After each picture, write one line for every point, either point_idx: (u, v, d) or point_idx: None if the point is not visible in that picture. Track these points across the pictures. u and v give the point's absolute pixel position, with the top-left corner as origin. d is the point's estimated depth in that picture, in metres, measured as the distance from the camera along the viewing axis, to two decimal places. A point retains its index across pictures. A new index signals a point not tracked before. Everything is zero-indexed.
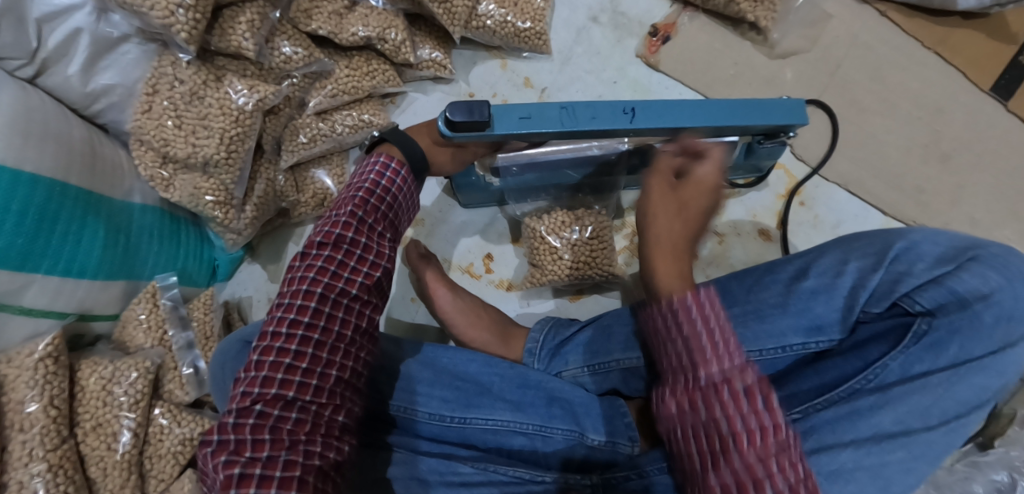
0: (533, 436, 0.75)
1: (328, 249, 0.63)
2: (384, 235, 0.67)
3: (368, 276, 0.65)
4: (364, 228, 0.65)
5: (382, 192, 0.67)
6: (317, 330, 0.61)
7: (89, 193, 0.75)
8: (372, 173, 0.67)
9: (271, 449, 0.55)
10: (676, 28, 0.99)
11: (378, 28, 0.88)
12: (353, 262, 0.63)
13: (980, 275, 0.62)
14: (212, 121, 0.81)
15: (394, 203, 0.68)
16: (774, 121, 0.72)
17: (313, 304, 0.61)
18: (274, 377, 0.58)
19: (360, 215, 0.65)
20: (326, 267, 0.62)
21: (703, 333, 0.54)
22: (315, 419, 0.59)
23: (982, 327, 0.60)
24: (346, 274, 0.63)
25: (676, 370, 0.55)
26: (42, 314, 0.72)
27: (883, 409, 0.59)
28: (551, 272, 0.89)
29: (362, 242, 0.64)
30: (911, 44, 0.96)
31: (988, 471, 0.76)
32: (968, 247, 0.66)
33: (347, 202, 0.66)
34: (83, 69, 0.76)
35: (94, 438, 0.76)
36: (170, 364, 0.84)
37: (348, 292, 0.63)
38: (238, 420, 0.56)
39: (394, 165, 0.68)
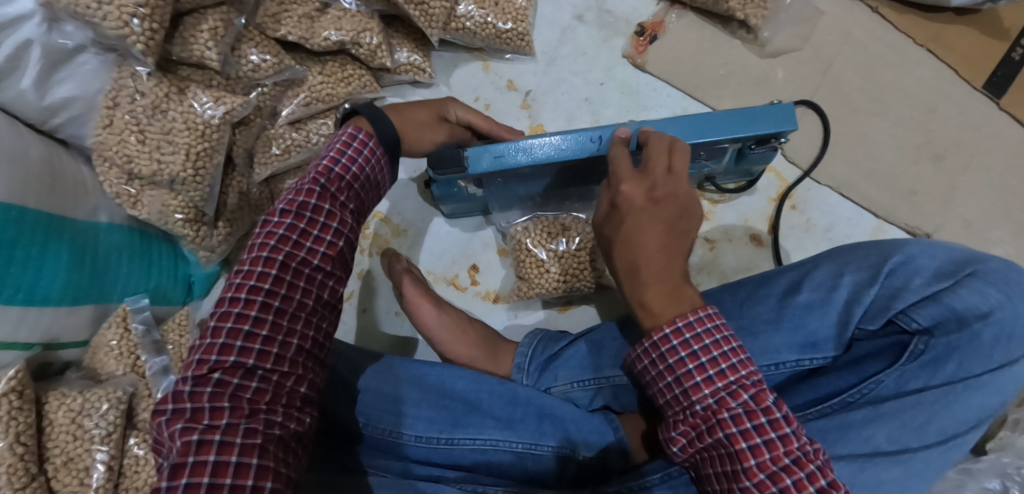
0: (524, 455, 0.74)
1: (291, 217, 0.62)
2: (348, 203, 0.66)
3: (332, 246, 0.64)
4: (327, 196, 0.64)
5: (348, 159, 0.66)
6: (278, 297, 0.59)
7: (50, 215, 0.71)
8: (340, 141, 0.67)
9: (231, 417, 0.53)
10: (664, 26, 0.96)
11: (352, 31, 0.83)
12: (314, 229, 0.62)
13: (978, 292, 0.61)
14: (177, 136, 0.76)
15: (362, 172, 0.68)
16: (759, 130, 0.72)
17: (274, 271, 0.59)
18: (232, 345, 0.56)
19: (323, 182, 0.64)
20: (286, 235, 0.61)
21: (682, 351, 0.60)
22: (277, 389, 0.57)
23: (981, 346, 0.59)
24: (309, 243, 0.62)
25: (672, 396, 0.62)
26: (6, 346, 0.69)
27: (875, 423, 0.59)
28: (538, 286, 0.86)
29: (325, 209, 0.63)
30: (904, 41, 0.94)
31: (982, 479, 0.77)
32: (967, 261, 0.64)
33: (313, 171, 0.65)
34: (37, 83, 0.71)
35: (66, 474, 0.72)
36: (144, 392, 0.80)
37: (311, 262, 0.62)
38: (193, 389, 0.54)
39: (362, 136, 0.67)
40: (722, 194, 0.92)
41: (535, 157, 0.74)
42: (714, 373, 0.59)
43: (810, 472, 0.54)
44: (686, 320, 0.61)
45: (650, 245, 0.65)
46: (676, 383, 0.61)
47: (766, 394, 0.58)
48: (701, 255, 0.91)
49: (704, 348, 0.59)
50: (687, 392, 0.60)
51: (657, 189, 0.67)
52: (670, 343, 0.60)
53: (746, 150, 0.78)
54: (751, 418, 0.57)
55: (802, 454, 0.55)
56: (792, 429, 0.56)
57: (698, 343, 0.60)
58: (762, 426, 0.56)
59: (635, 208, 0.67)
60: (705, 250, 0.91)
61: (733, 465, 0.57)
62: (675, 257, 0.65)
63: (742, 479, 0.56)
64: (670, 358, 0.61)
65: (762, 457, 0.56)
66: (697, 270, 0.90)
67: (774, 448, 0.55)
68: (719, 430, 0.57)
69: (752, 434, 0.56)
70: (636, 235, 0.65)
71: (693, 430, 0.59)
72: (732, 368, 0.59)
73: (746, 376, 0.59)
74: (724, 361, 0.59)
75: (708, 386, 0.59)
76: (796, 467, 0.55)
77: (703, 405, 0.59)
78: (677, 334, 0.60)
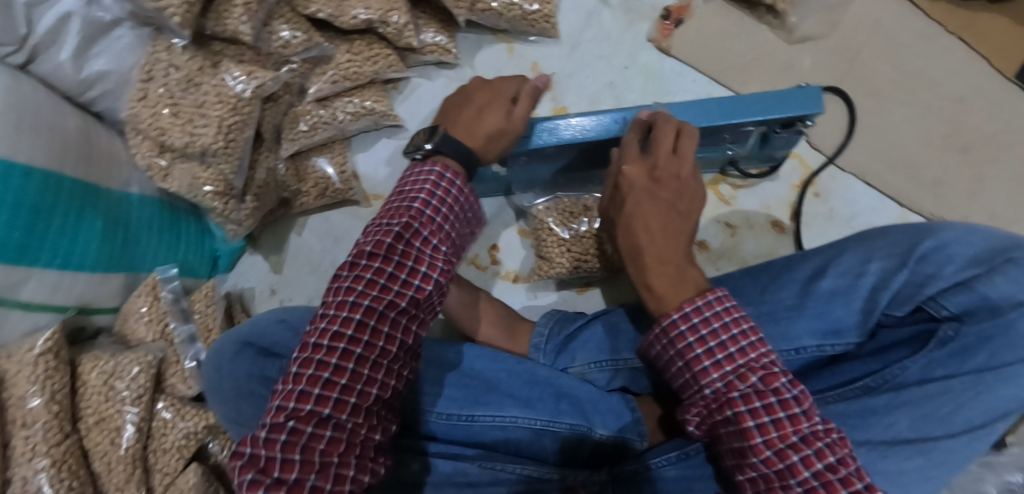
0: (542, 432, 0.74)
1: (379, 260, 0.58)
2: (439, 247, 0.62)
3: (413, 289, 0.59)
4: (415, 240, 0.61)
5: (438, 201, 0.63)
6: (352, 325, 0.56)
7: (86, 184, 0.73)
8: (427, 183, 0.63)
9: (301, 471, 0.49)
10: (690, 11, 0.96)
11: (380, 10, 0.84)
12: (402, 271, 0.59)
13: (1017, 281, 0.59)
14: (209, 109, 0.78)
15: (450, 215, 0.64)
16: (784, 111, 0.71)
17: (359, 316, 0.56)
18: (310, 391, 0.53)
19: (415, 226, 0.61)
20: (375, 279, 0.58)
21: (689, 335, 0.61)
22: (350, 439, 0.53)
23: (1016, 337, 0.58)
24: (397, 287, 0.58)
25: (683, 378, 0.63)
26: (42, 307, 0.71)
27: (897, 411, 0.60)
28: (559, 265, 0.87)
29: (415, 254, 0.60)
30: (934, 29, 0.92)
31: (1003, 472, 0.76)
32: (1006, 248, 0.62)
33: (403, 213, 0.61)
34: (75, 55, 0.73)
35: (97, 433, 0.75)
36: (173, 357, 0.83)
37: (397, 305, 0.58)
38: (268, 436, 0.51)
39: (449, 176, 0.64)
40: (744, 180, 0.92)
41: (576, 135, 0.75)
42: (722, 357, 0.59)
43: (818, 449, 0.54)
44: (693, 305, 0.62)
45: (649, 226, 0.68)
46: (686, 367, 0.62)
47: (777, 375, 0.58)
48: (722, 241, 0.91)
49: (712, 332, 0.60)
50: (697, 376, 0.61)
51: (659, 169, 0.69)
52: (678, 328, 0.62)
53: (770, 134, 0.78)
54: (760, 398, 0.57)
55: (809, 433, 0.55)
56: (801, 409, 0.56)
57: (706, 327, 0.61)
58: (771, 406, 0.56)
59: (638, 188, 0.70)
60: (726, 235, 0.91)
61: (741, 442, 0.57)
62: (676, 237, 0.68)
63: (750, 456, 0.57)
64: (679, 343, 0.62)
65: (769, 435, 0.56)
66: (717, 255, 0.90)
67: (781, 428, 0.55)
68: (729, 408, 0.58)
69: (761, 413, 0.56)
70: (636, 216, 0.69)
71: (705, 410, 0.61)
72: (741, 350, 0.59)
73: (756, 358, 0.59)
74: (734, 344, 0.59)
75: (716, 369, 0.60)
76: (803, 445, 0.54)
77: (712, 388, 0.60)
78: (685, 319, 0.62)
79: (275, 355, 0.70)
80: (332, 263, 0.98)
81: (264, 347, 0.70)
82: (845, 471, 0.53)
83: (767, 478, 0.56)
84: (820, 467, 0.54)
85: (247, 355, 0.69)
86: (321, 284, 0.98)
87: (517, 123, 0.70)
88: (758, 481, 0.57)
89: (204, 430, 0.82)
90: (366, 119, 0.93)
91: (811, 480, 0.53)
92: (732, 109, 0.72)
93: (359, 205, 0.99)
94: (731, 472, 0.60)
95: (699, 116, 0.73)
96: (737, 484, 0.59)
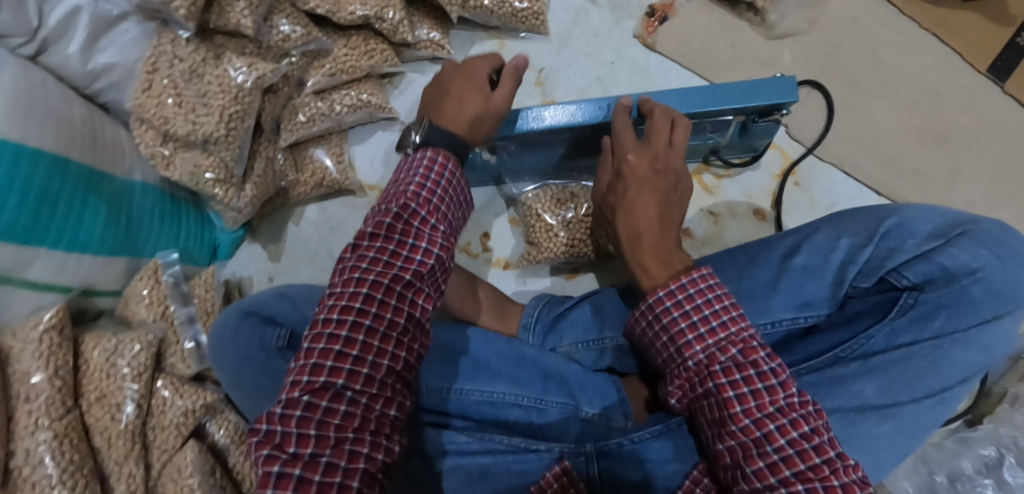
0: (529, 409, 0.77)
1: (380, 240, 0.61)
2: (437, 226, 0.65)
3: (414, 263, 0.62)
4: (414, 220, 0.64)
5: (432, 184, 0.66)
6: (360, 299, 0.58)
7: (91, 171, 0.76)
8: (420, 168, 0.66)
9: (316, 446, 0.52)
10: (674, 8, 1.00)
11: (376, 7, 0.87)
12: (403, 247, 0.62)
13: (969, 250, 0.63)
14: (212, 98, 0.81)
15: (445, 197, 0.67)
16: (764, 100, 0.74)
17: (365, 290, 0.59)
18: (322, 365, 0.56)
19: (411, 208, 0.64)
20: (377, 256, 0.60)
21: (675, 311, 0.63)
22: (365, 413, 0.55)
23: (970, 302, 0.62)
24: (399, 262, 0.61)
25: (668, 356, 0.66)
26: (46, 288, 0.74)
27: (866, 378, 0.62)
28: (547, 250, 0.90)
29: (412, 231, 0.63)
30: (909, 25, 0.96)
31: (977, 447, 0.82)
32: (960, 222, 0.66)
33: (399, 197, 0.65)
34: (83, 48, 0.77)
35: (99, 408, 0.78)
36: (172, 338, 0.86)
37: (401, 279, 0.60)
38: (284, 411, 0.54)
39: (441, 159, 0.67)
40: (727, 169, 0.95)
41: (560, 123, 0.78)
42: (705, 330, 0.62)
43: (792, 420, 0.56)
44: (679, 283, 0.64)
45: (648, 212, 0.71)
46: (670, 341, 0.64)
47: (756, 348, 0.60)
48: (706, 228, 0.94)
49: (696, 308, 0.63)
50: (680, 350, 0.63)
51: (659, 160, 0.73)
52: (664, 304, 0.64)
53: (749, 122, 0.81)
54: (739, 370, 0.59)
55: (785, 404, 0.57)
56: (778, 380, 0.58)
57: (690, 303, 0.63)
58: (750, 378, 0.59)
59: (638, 177, 0.72)
60: (710, 223, 0.94)
61: (721, 412, 0.60)
62: (669, 225, 0.71)
63: (729, 425, 0.59)
64: (664, 318, 0.64)
65: (748, 405, 0.58)
66: (702, 242, 0.93)
67: (759, 398, 0.58)
68: (710, 380, 0.61)
69: (740, 384, 0.59)
70: (636, 202, 0.71)
71: (686, 383, 0.64)
72: (722, 325, 0.62)
73: (736, 332, 0.61)
74: (715, 318, 0.62)
75: (699, 343, 0.62)
76: (779, 415, 0.57)
77: (695, 361, 0.62)
78: (669, 296, 0.64)
79: (276, 323, 0.77)
80: (328, 252, 1.02)
81: (265, 317, 0.77)
82: (818, 439, 0.55)
83: (745, 446, 0.58)
84: (796, 435, 0.56)
85: (249, 324, 0.75)
86: (316, 272, 1.01)
87: (497, 104, 0.73)
88: (736, 449, 0.59)
89: (202, 408, 0.84)
90: (363, 112, 0.96)
91: (788, 448, 0.56)
92: (713, 96, 0.75)
93: (355, 195, 1.03)
94: (709, 441, 0.63)
95: (680, 104, 0.76)
96: (716, 453, 0.61)
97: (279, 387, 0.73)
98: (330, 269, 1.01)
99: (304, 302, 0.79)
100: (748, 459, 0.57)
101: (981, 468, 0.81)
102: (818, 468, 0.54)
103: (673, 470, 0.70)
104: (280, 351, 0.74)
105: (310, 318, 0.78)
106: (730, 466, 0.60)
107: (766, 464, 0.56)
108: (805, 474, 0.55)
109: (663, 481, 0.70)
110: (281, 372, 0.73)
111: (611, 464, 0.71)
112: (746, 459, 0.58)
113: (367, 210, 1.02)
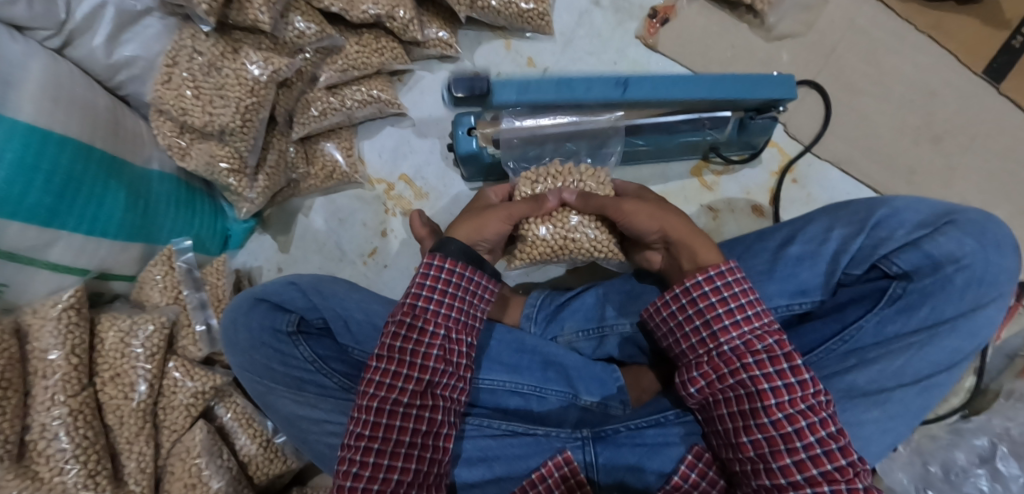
0: (529, 397, 0.80)
1: (385, 360, 0.65)
2: (438, 334, 0.67)
3: (418, 382, 0.65)
4: (412, 332, 0.66)
5: (443, 284, 0.68)
6: (384, 413, 0.64)
7: (113, 157, 0.79)
8: (417, 278, 0.69)
9: None
10: (675, 11, 1.03)
11: (387, 6, 0.90)
12: (406, 371, 0.65)
13: (956, 239, 0.66)
14: (229, 91, 0.84)
15: (449, 296, 0.68)
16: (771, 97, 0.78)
17: (386, 405, 0.64)
18: (367, 460, 0.63)
19: (408, 322, 0.66)
20: (381, 380, 0.65)
21: (716, 301, 0.65)
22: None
23: (953, 289, 0.65)
24: (403, 371, 0.65)
25: (698, 347, 0.66)
26: (66, 270, 0.77)
27: (857, 370, 0.65)
28: (535, 250, 0.81)
29: (414, 341, 0.66)
30: (905, 27, 0.98)
31: (971, 438, 0.85)
32: (949, 212, 0.69)
33: (400, 310, 0.68)
34: (107, 40, 0.80)
35: (112, 387, 0.80)
36: (184, 321, 0.89)
37: (406, 388, 0.65)
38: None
39: (436, 263, 0.69)
40: (726, 167, 0.98)
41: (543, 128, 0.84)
42: (741, 318, 0.64)
43: (822, 418, 0.60)
44: (718, 271, 0.66)
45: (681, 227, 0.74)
46: (703, 327, 0.66)
47: (788, 343, 0.63)
48: (705, 224, 0.97)
49: (733, 297, 0.65)
50: (715, 335, 0.65)
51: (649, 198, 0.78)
52: (702, 289, 0.66)
53: (746, 119, 0.83)
54: (773, 364, 0.62)
55: (815, 402, 0.61)
56: (809, 377, 0.62)
57: (728, 291, 0.65)
58: (783, 371, 0.62)
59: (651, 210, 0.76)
60: (708, 218, 0.97)
61: (752, 403, 0.62)
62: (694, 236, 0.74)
63: (760, 417, 0.62)
64: (700, 303, 0.66)
65: (781, 398, 0.61)
66: None
67: (792, 392, 0.61)
68: (743, 371, 0.63)
69: (774, 377, 0.62)
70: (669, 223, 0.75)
71: (714, 372, 0.64)
72: (756, 316, 0.64)
73: (767, 324, 0.64)
74: (750, 308, 0.64)
75: (735, 329, 0.64)
76: (810, 412, 0.60)
77: (731, 346, 0.64)
78: (709, 282, 0.66)
79: (284, 309, 0.78)
80: (336, 243, 1.05)
81: (275, 303, 0.77)
82: (845, 441, 0.59)
83: (773, 440, 0.61)
84: (823, 434, 0.60)
85: (261, 309, 0.77)
86: (325, 263, 1.05)
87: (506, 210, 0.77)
88: (762, 443, 0.61)
89: (211, 391, 0.87)
90: (373, 107, 1.00)
91: (816, 446, 0.59)
92: (738, 87, 0.78)
93: (362, 188, 1.05)
94: (729, 434, 0.64)
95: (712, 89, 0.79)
96: (737, 444, 0.64)
97: (290, 371, 0.77)
98: (339, 260, 1.05)
99: (315, 292, 0.77)
100: (775, 455, 0.61)
101: (974, 459, 0.84)
102: (843, 468, 0.59)
103: (668, 455, 0.72)
104: (289, 336, 0.78)
105: (319, 305, 0.78)
106: (751, 459, 0.63)
107: (795, 460, 0.60)
108: (831, 474, 0.59)
109: (657, 465, 0.72)
110: (291, 356, 0.77)
111: (608, 448, 0.73)
112: (773, 454, 0.61)
113: (375, 203, 1.05)
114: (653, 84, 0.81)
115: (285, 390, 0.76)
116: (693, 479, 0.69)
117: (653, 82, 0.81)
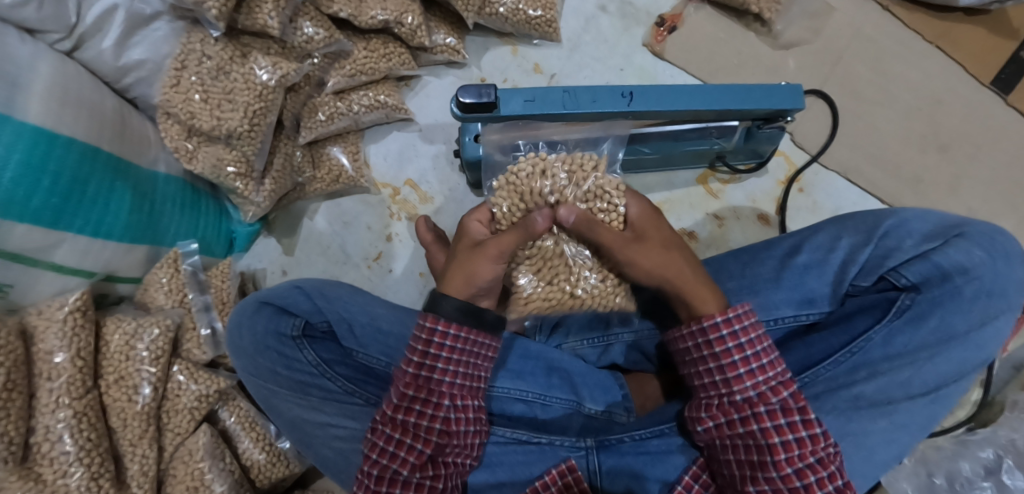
0: (533, 404, 0.79)
1: (390, 428, 0.64)
2: (441, 405, 0.65)
3: (420, 455, 0.64)
4: (415, 403, 0.64)
5: (446, 350, 0.66)
6: (385, 481, 0.64)
7: (118, 159, 0.79)
8: (419, 342, 0.66)
9: None
10: (682, 18, 1.03)
11: (395, 12, 0.90)
12: (409, 441, 0.64)
13: (965, 251, 0.65)
14: (237, 95, 0.84)
15: (456, 361, 0.66)
16: (777, 106, 0.74)
17: (394, 471, 0.64)
18: None
19: (410, 394, 0.64)
20: (385, 447, 0.64)
21: (733, 348, 0.63)
22: None
23: (962, 301, 0.65)
24: (407, 441, 0.64)
25: (711, 391, 0.65)
26: (71, 272, 0.76)
27: (867, 380, 0.64)
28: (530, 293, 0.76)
29: (417, 411, 0.64)
30: (913, 37, 0.98)
31: (976, 449, 0.85)
32: (957, 224, 0.69)
33: (406, 375, 0.66)
34: (116, 43, 0.80)
35: (116, 389, 0.80)
36: (189, 324, 0.89)
37: (407, 462, 0.64)
38: None
39: (440, 327, 0.66)
40: (733, 175, 0.98)
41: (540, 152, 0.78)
42: (756, 367, 0.63)
43: (830, 472, 0.60)
44: (737, 313, 0.65)
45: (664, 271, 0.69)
46: (718, 370, 0.64)
47: (801, 395, 0.63)
48: (711, 231, 0.97)
49: (750, 343, 0.63)
50: (729, 380, 0.64)
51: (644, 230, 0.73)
52: (721, 331, 0.64)
53: (755, 128, 0.82)
54: (786, 415, 0.61)
55: (824, 455, 0.61)
56: (821, 431, 0.61)
57: (745, 336, 0.64)
58: (796, 424, 0.61)
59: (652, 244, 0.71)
60: (714, 226, 0.97)
61: (762, 453, 0.61)
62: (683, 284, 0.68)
63: (769, 469, 0.61)
64: (718, 346, 0.64)
65: (792, 452, 0.61)
66: (706, 244, 0.97)
67: (803, 446, 0.61)
68: (755, 421, 0.62)
69: (786, 430, 0.61)
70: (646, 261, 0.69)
71: (725, 417, 0.64)
72: (771, 366, 0.63)
73: (783, 374, 0.64)
74: (766, 357, 0.63)
75: (750, 378, 0.63)
76: (819, 466, 0.60)
77: (744, 395, 0.63)
78: (728, 324, 0.64)
79: (290, 313, 0.78)
80: (340, 246, 1.05)
81: (280, 307, 0.78)
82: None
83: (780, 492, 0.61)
84: (830, 488, 0.60)
85: (265, 313, 0.77)
86: (329, 266, 1.05)
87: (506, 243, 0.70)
88: None
89: (215, 394, 0.87)
90: (380, 112, 1.00)
91: None
92: (739, 97, 0.72)
93: (368, 193, 1.06)
94: (735, 479, 0.64)
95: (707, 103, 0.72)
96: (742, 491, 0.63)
97: (296, 376, 0.76)
98: (343, 263, 1.05)
99: (320, 294, 0.78)
100: None
101: (979, 471, 0.84)
102: None
103: (672, 463, 0.71)
104: (294, 340, 0.77)
105: (326, 309, 0.78)
106: None
107: None
108: None
109: (662, 474, 0.71)
110: (298, 360, 0.77)
111: (612, 457, 0.73)
112: None
113: (380, 206, 1.06)
114: (663, 95, 0.71)
115: (289, 394, 0.76)
116: (696, 488, 0.69)
117: (666, 90, 0.72)
